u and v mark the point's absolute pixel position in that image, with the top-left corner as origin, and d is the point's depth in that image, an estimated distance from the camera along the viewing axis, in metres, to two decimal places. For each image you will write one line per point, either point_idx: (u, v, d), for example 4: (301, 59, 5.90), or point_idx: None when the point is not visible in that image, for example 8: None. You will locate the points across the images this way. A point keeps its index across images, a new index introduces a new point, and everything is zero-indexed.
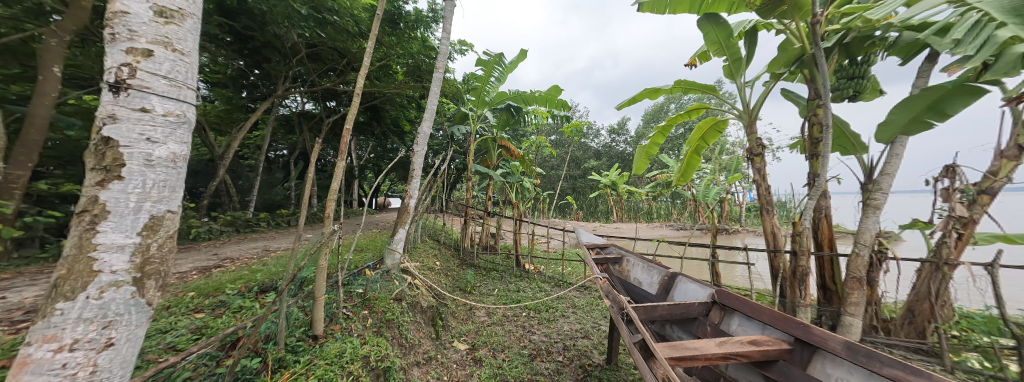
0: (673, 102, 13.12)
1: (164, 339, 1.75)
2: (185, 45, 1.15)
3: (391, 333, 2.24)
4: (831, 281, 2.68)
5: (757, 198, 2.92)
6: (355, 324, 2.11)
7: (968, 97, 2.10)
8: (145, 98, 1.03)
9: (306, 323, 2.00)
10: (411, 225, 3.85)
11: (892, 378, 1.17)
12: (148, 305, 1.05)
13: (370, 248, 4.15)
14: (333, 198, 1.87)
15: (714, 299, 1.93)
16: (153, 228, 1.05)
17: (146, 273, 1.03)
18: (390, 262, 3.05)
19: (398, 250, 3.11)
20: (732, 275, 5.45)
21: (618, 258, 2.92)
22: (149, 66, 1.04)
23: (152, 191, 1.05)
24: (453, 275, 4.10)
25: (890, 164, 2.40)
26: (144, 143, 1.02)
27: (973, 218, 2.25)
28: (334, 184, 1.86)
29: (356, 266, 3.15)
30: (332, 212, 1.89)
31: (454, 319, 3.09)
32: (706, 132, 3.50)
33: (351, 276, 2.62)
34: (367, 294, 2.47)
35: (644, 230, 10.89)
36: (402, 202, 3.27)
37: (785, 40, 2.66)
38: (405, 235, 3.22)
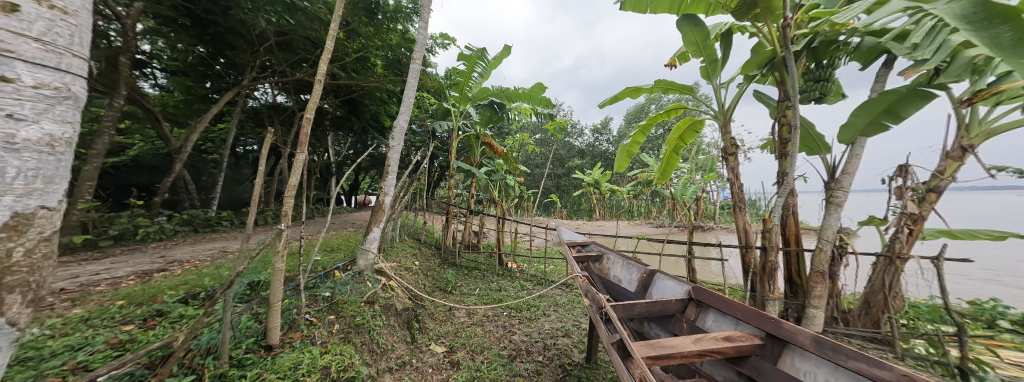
0: (653, 103, 13.46)
1: (73, 361, 1.53)
2: (69, 2, 0.92)
3: (360, 339, 2.17)
4: (796, 274, 2.82)
5: (731, 195, 3.03)
6: (319, 331, 2.04)
7: (920, 100, 2.24)
8: (8, 64, 0.77)
9: (257, 333, 1.90)
10: (388, 224, 3.76)
11: (858, 371, 1.23)
12: (8, 329, 0.78)
13: (342, 248, 4.00)
14: (292, 194, 1.77)
15: (690, 296, 1.98)
16: (19, 229, 0.79)
17: (6, 286, 0.78)
18: (363, 263, 2.99)
19: (372, 250, 3.01)
20: (707, 270, 5.70)
21: (599, 255, 2.95)
22: (14, 23, 0.78)
23: (16, 182, 0.79)
24: (433, 275, 4.03)
25: (851, 164, 2.54)
26: (8, 121, 0.76)
27: (922, 214, 2.42)
28: (292, 179, 1.75)
29: (324, 267, 3.04)
30: (291, 209, 1.78)
31: (432, 321, 3.02)
32: (684, 132, 3.58)
33: (316, 279, 2.53)
34: (334, 298, 2.40)
35: (625, 227, 11.15)
36: (377, 200, 3.16)
37: (758, 43, 2.76)
38: (379, 234, 3.09)
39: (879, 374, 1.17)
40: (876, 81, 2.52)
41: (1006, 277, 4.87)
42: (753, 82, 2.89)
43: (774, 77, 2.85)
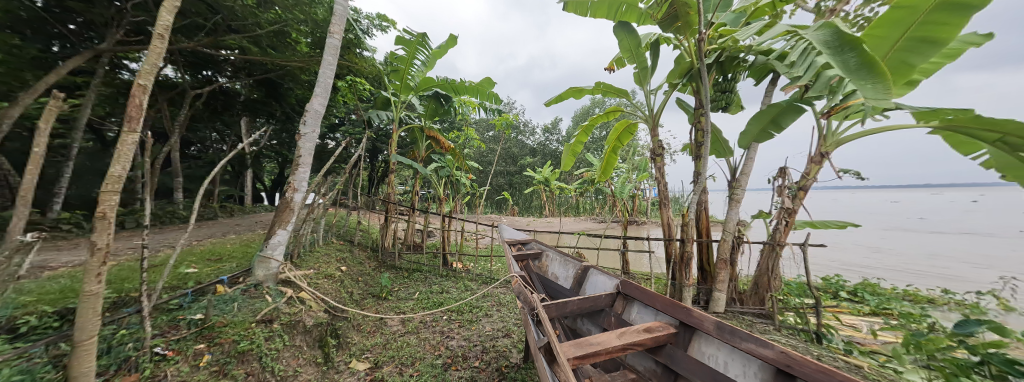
0: (598, 107, 14.32)
1: None
2: None
3: (243, 368, 1.84)
4: (706, 262, 3.24)
5: (658, 193, 3.33)
6: (170, 369, 1.63)
7: (795, 114, 2.71)
8: None
9: (56, 380, 1.40)
10: (304, 225, 3.45)
11: (749, 351, 1.43)
12: None
13: (237, 257, 3.41)
14: (116, 188, 1.31)
15: (618, 290, 2.12)
16: None
17: None
18: (263, 274, 2.70)
19: (274, 258, 2.74)
20: (639, 262, 6.27)
21: (538, 253, 3.01)
22: None
23: None
24: (365, 281, 3.74)
25: (748, 166, 2.99)
26: None
27: (794, 208, 2.96)
28: (111, 168, 1.30)
29: (201, 279, 2.61)
30: (114, 210, 1.32)
31: (357, 333, 2.77)
32: (620, 134, 3.84)
33: (181, 302, 2.13)
34: (207, 321, 2.01)
35: (570, 224, 11.71)
36: (284, 197, 2.86)
37: (679, 55, 3.07)
38: (285, 237, 2.82)
39: (766, 352, 1.37)
40: (766, 94, 2.97)
41: (850, 260, 6.24)
42: (676, 90, 3.21)
43: (692, 87, 3.20)
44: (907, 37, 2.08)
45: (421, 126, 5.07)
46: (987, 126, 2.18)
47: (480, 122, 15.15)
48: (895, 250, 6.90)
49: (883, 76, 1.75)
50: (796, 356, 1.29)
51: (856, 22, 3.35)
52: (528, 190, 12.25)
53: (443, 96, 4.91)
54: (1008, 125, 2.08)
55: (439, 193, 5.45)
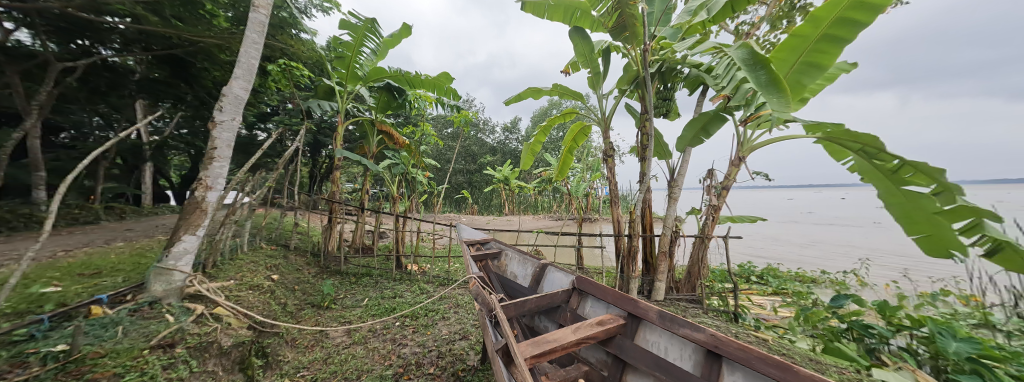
0: (555, 108, 14.72)
1: None
2: None
3: None
4: (650, 255, 3.51)
5: (609, 192, 3.52)
6: None
7: (719, 122, 3.05)
8: None
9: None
10: (221, 230, 3.05)
11: (686, 336, 1.56)
12: None
13: (128, 271, 2.82)
14: None
15: (573, 286, 2.19)
16: None
17: None
18: (162, 288, 2.30)
19: (179, 269, 2.36)
20: (593, 257, 6.59)
21: (498, 253, 2.99)
22: None
23: None
24: (303, 290, 3.39)
25: (683, 168, 3.30)
26: None
27: (717, 205, 3.33)
28: None
29: (75, 297, 2.15)
30: None
31: (290, 349, 2.50)
32: (576, 135, 3.97)
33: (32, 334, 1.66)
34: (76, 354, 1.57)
35: (529, 222, 11.92)
36: (192, 196, 2.47)
37: (627, 63, 3.27)
38: (193, 244, 2.45)
39: (700, 337, 1.51)
40: (698, 103, 3.30)
41: (763, 251, 7.24)
42: (625, 95, 3.42)
43: (638, 94, 3.43)
44: (797, 64, 2.49)
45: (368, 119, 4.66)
46: (854, 137, 2.66)
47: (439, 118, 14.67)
48: (798, 240, 8.19)
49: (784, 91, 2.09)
50: (722, 340, 1.43)
51: (765, 45, 3.91)
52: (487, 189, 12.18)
53: (396, 88, 4.55)
54: (868, 138, 2.58)
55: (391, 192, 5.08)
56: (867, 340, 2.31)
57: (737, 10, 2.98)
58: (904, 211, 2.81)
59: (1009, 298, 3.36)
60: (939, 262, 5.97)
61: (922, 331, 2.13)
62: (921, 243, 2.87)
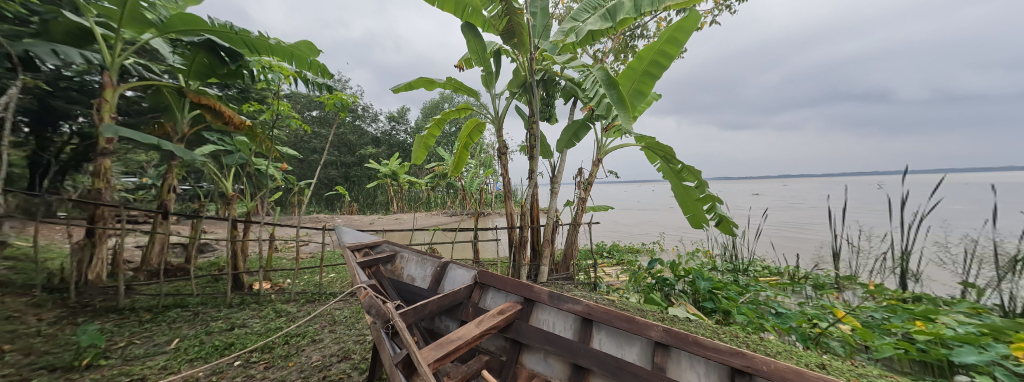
0: (447, 101, 14.38)
1: None
2: None
3: None
4: (536, 243, 3.88)
5: (502, 187, 3.66)
6: None
7: (581, 129, 3.56)
8: None
9: None
10: None
11: (570, 310, 1.74)
12: None
13: None
14: None
15: (475, 280, 2.17)
16: None
17: None
18: None
19: None
20: (486, 249, 6.83)
21: (392, 255, 2.69)
22: None
23: None
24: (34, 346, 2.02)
25: (562, 166, 3.75)
26: None
27: (584, 197, 3.93)
28: None
29: None
30: None
31: None
32: (471, 132, 3.92)
33: None
34: None
35: (421, 219, 11.43)
36: None
37: (516, 67, 3.45)
38: None
39: (581, 308, 1.70)
40: (570, 112, 3.82)
41: (613, 232, 9.11)
42: (514, 98, 3.61)
43: (525, 98, 3.68)
44: (629, 89, 3.20)
45: (167, 83, 2.80)
46: (661, 148, 3.64)
47: (299, 97, 12.01)
48: (635, 222, 10.68)
49: (627, 111, 2.69)
50: (596, 306, 1.65)
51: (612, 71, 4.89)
52: (370, 185, 10.91)
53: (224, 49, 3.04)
54: (666, 148, 3.58)
55: (219, 188, 3.59)
56: (665, 288, 3.64)
57: (596, 39, 3.61)
58: (681, 198, 3.97)
59: (723, 250, 5.53)
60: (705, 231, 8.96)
61: (687, 278, 3.55)
62: (689, 219, 4.04)
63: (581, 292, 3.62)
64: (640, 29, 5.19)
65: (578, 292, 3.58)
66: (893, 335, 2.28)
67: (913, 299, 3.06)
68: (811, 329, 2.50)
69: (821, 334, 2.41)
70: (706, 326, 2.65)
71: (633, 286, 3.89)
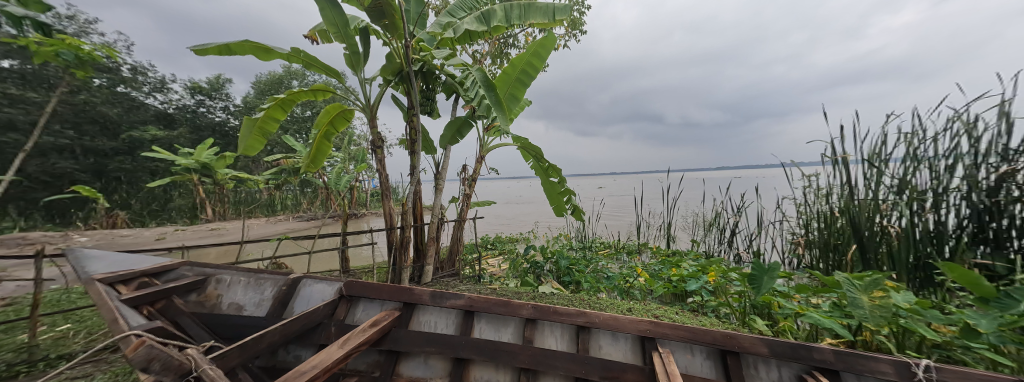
0: (296, 79, 11.27)
1: None
2: None
3: None
4: (420, 242, 3.76)
5: (379, 184, 3.35)
6: None
7: (464, 126, 3.64)
8: None
9: None
10: None
11: (452, 306, 1.79)
12: None
13: None
14: None
15: (341, 294, 1.94)
16: None
17: None
18: None
19: None
20: (356, 257, 6.03)
21: (201, 281, 2.06)
22: None
23: None
24: None
25: (446, 162, 3.74)
26: None
27: (469, 193, 4.06)
28: None
29: None
30: None
31: None
32: (333, 119, 3.34)
33: None
34: None
35: (257, 230, 9.21)
36: None
37: (390, 52, 3.19)
38: None
39: (462, 302, 1.78)
40: (452, 109, 3.84)
41: (494, 226, 9.61)
42: (389, 85, 3.34)
43: (403, 87, 3.46)
44: (505, 94, 3.48)
45: None
46: (532, 148, 4.13)
47: None
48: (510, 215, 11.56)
49: (504, 113, 2.94)
50: (477, 298, 1.77)
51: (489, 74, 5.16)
52: (157, 183, 7.36)
53: None
54: (536, 149, 4.10)
55: None
56: (536, 270, 4.16)
57: (473, 40, 3.73)
58: (548, 192, 4.62)
59: (578, 233, 6.75)
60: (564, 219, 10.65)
61: (553, 259, 4.20)
62: (554, 208, 4.77)
63: (466, 286, 3.75)
64: (512, 38, 5.68)
65: (463, 286, 3.70)
66: (666, 279, 3.40)
67: (678, 253, 4.63)
68: (624, 285, 3.45)
69: (630, 287, 3.38)
70: (566, 297, 3.21)
71: (512, 273, 4.30)
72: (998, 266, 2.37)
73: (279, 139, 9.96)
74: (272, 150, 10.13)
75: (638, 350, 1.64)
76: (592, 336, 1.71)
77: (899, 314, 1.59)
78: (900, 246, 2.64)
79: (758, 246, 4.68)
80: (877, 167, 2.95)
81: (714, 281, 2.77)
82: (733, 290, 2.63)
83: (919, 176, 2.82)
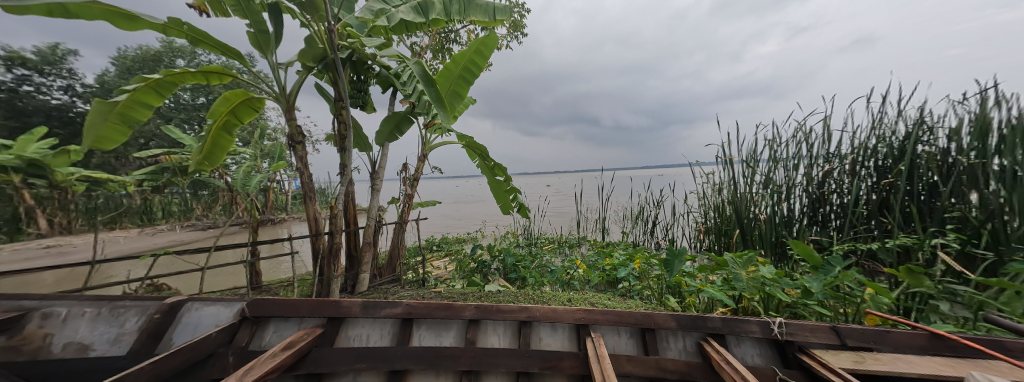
0: (182, 57, 9.21)
1: None
2: None
3: None
4: (353, 249, 3.42)
5: (301, 185, 2.95)
6: None
7: (403, 122, 3.41)
8: None
9: None
10: None
11: (386, 315, 1.67)
12: None
13: None
14: None
15: (244, 316, 1.66)
16: None
17: None
18: None
19: None
20: (272, 271, 5.21)
21: (15, 320, 1.53)
22: None
23: None
24: None
25: (383, 161, 3.46)
26: None
27: (411, 193, 3.84)
28: None
29: None
30: None
31: None
32: (235, 108, 2.81)
33: None
34: None
35: (125, 246, 7.27)
36: None
37: (310, 36, 2.82)
38: None
39: (398, 310, 1.67)
40: (390, 103, 3.57)
41: (438, 227, 9.26)
42: (310, 73, 2.95)
43: (328, 76, 3.10)
44: (447, 91, 3.36)
45: None
46: (478, 147, 4.08)
47: None
48: (453, 216, 11.28)
49: (445, 110, 2.83)
50: (414, 304, 1.68)
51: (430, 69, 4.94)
52: None
53: None
54: (482, 148, 4.07)
55: None
56: (483, 269, 4.15)
57: (410, 31, 3.51)
58: (495, 191, 4.64)
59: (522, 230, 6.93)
60: (508, 217, 10.81)
61: (499, 257, 4.22)
62: (500, 207, 4.81)
63: (408, 291, 3.55)
64: (452, 34, 5.52)
65: (404, 292, 3.50)
66: (600, 269, 3.70)
67: (610, 244, 5.09)
68: (565, 277, 3.68)
69: (570, 278, 3.61)
70: (512, 293, 3.27)
71: (458, 274, 4.22)
72: (824, 242, 3.16)
73: (158, 131, 8.03)
74: (147, 143, 8.10)
75: (574, 337, 1.75)
76: (533, 329, 1.77)
77: (766, 283, 1.98)
78: (766, 230, 3.33)
79: (673, 235, 5.42)
80: (752, 167, 3.65)
81: (639, 267, 3.12)
82: (653, 274, 3.01)
83: (778, 174, 3.58)
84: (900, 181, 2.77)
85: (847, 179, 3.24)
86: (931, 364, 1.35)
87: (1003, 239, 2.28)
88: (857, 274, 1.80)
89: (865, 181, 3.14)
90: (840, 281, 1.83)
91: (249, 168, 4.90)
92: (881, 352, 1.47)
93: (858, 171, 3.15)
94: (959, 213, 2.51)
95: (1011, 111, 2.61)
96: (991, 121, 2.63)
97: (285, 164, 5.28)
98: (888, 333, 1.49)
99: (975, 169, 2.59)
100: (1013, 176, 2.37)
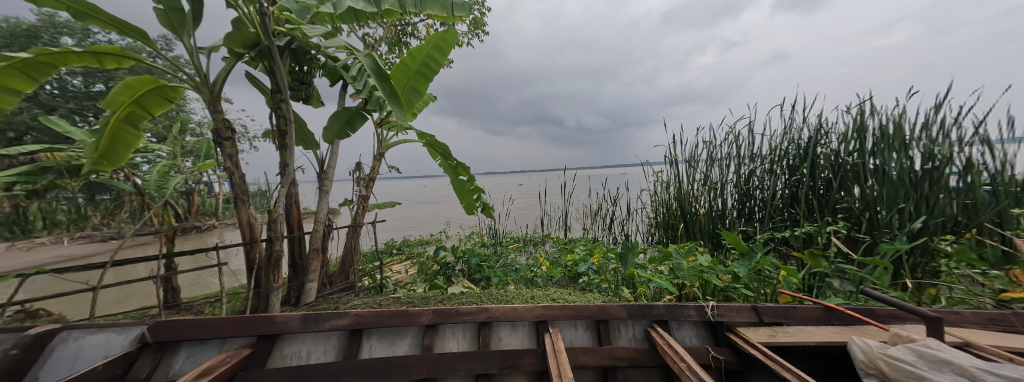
0: (70, 34, 7.62)
1: None
2: None
3: None
4: (298, 256, 3.10)
5: (232, 187, 2.60)
6: None
7: (356, 118, 3.17)
8: None
9: None
10: None
11: (330, 327, 1.54)
12: None
13: None
14: None
15: (146, 342, 1.42)
16: None
17: None
18: None
19: None
20: (197, 288, 4.51)
21: None
22: None
23: None
24: None
25: (333, 159, 3.19)
26: None
27: (365, 194, 3.58)
28: None
29: None
30: None
31: None
32: (139, 97, 2.36)
33: None
34: None
35: None
36: None
37: (238, 19, 2.49)
38: None
39: (344, 321, 1.55)
40: (339, 98, 3.30)
41: (397, 230, 8.82)
42: (238, 60, 2.62)
43: (263, 65, 2.78)
44: (404, 86, 3.21)
45: None
46: (440, 145, 3.95)
47: None
48: (413, 218, 10.82)
49: (401, 107, 2.68)
50: (363, 314, 1.57)
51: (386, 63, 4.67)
52: None
53: None
54: (443, 145, 3.94)
55: None
56: (446, 271, 4.02)
57: (361, 21, 3.29)
58: (459, 190, 4.53)
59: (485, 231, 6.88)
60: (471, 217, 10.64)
61: (463, 258, 4.13)
62: (464, 206, 4.71)
63: (363, 299, 3.30)
64: (410, 27, 5.28)
65: (358, 300, 3.25)
66: (563, 265, 3.82)
67: (571, 241, 5.26)
68: (529, 275, 3.72)
69: (534, 276, 3.66)
70: (477, 294, 3.22)
71: (419, 277, 4.04)
72: (750, 231, 3.62)
73: (37, 123, 6.55)
74: (20, 138, 6.55)
75: (533, 334, 1.78)
76: (492, 329, 1.76)
77: (704, 271, 2.20)
78: (705, 222, 3.72)
79: (627, 230, 5.78)
80: (693, 166, 4.03)
81: (598, 262, 3.27)
82: (610, 267, 3.18)
83: (714, 173, 4.00)
84: (806, 178, 3.26)
85: (767, 176, 3.72)
86: (825, 333, 1.60)
87: (876, 225, 2.81)
88: (774, 258, 2.09)
89: (780, 178, 3.63)
90: (762, 266, 2.10)
91: (166, 167, 4.19)
92: (789, 325, 1.71)
93: (775, 169, 3.64)
94: (846, 204, 3.04)
95: (881, 120, 3.21)
96: (867, 128, 3.20)
97: (213, 163, 4.61)
98: (794, 309, 1.74)
99: (857, 168, 3.14)
100: (883, 174, 2.92)
